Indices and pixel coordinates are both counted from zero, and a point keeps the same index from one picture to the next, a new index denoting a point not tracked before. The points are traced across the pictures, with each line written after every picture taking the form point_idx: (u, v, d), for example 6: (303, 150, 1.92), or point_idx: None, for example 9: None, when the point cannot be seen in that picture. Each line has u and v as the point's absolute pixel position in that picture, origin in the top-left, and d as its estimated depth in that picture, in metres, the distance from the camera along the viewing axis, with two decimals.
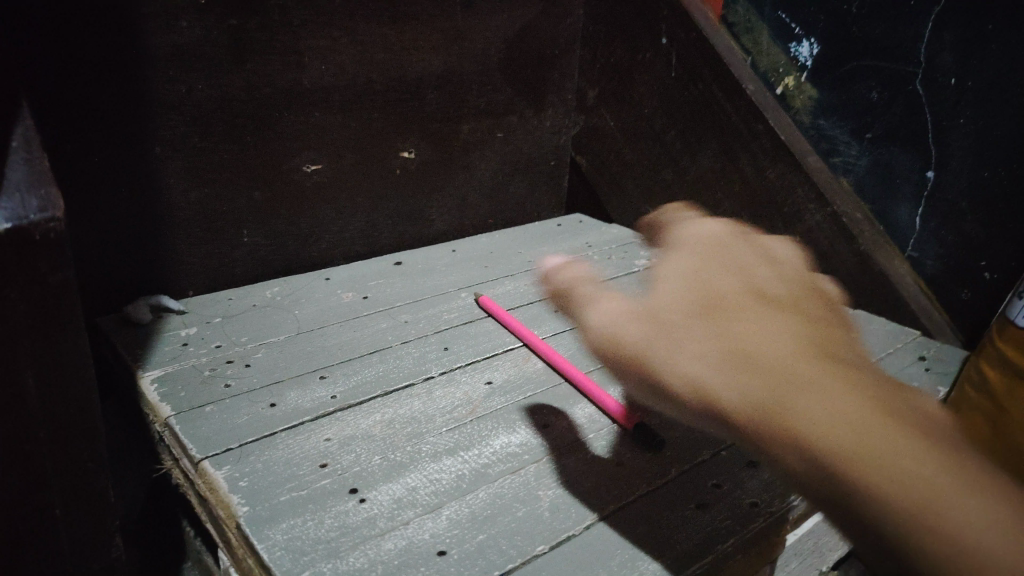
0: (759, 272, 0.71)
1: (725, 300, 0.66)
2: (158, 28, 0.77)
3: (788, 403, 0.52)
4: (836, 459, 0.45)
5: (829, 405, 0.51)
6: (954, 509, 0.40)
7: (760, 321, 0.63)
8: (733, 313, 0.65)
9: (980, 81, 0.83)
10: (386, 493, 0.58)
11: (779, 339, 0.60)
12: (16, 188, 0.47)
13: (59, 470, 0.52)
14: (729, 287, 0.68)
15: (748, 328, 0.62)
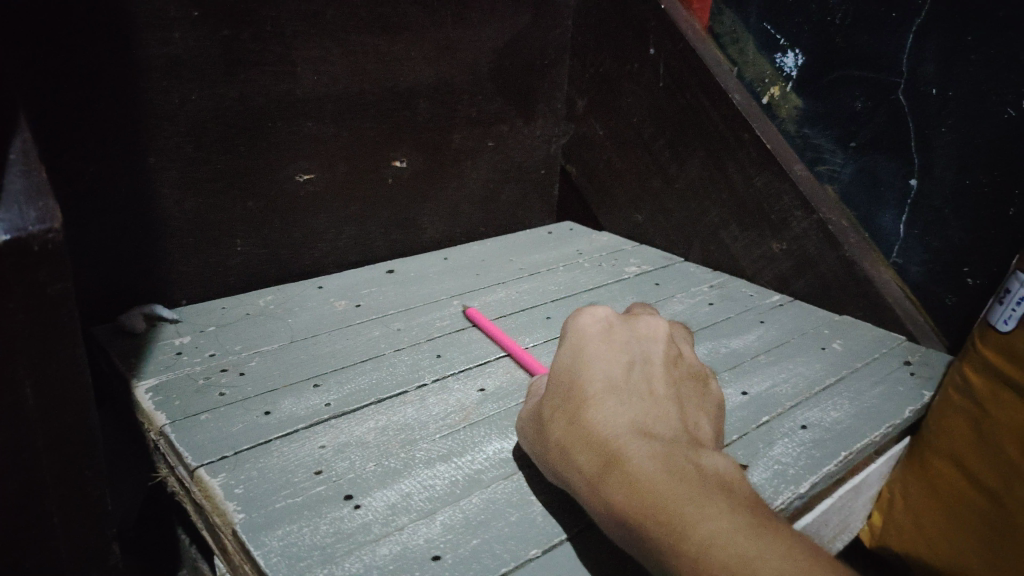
0: (601, 350, 0.55)
1: (589, 393, 0.52)
2: (152, 39, 0.77)
3: (617, 459, 0.48)
4: (639, 510, 0.45)
5: (659, 469, 0.46)
6: (758, 563, 0.40)
7: (577, 404, 0.52)
8: (555, 403, 0.54)
9: (961, 91, 0.85)
10: (381, 499, 0.58)
11: (577, 427, 0.51)
12: (15, 201, 0.48)
13: (56, 478, 0.53)
14: (603, 377, 0.53)
15: (610, 416, 0.51)
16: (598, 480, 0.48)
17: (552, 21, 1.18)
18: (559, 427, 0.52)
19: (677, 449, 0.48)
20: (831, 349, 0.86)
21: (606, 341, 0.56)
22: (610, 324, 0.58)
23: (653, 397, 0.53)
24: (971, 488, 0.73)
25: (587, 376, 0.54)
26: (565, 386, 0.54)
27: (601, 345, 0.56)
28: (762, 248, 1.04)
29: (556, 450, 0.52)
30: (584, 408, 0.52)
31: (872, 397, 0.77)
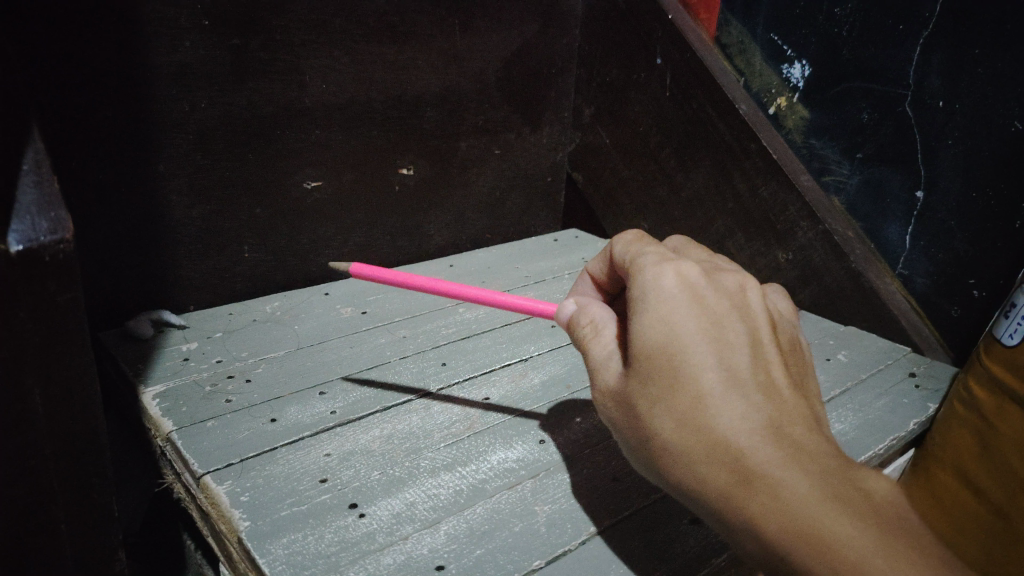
0: (699, 319, 0.44)
1: (701, 387, 0.42)
2: (162, 47, 0.78)
3: (760, 483, 0.41)
4: (804, 551, 0.39)
5: (813, 496, 0.40)
6: None
7: (689, 399, 0.43)
8: (654, 391, 0.44)
9: (968, 104, 0.85)
10: (385, 508, 0.59)
11: (693, 431, 0.43)
12: (27, 211, 0.48)
13: (64, 484, 0.53)
14: (714, 359, 0.43)
15: (737, 419, 0.42)
16: (733, 497, 0.42)
17: (559, 29, 1.18)
18: (667, 425, 0.44)
19: (826, 460, 0.41)
20: (835, 360, 0.86)
21: (699, 303, 0.44)
22: (697, 280, 0.46)
23: (772, 382, 0.43)
24: (975, 498, 0.71)
25: (699, 361, 0.43)
26: (668, 372, 0.43)
27: (691, 308, 0.45)
28: (767, 258, 1.04)
29: (665, 450, 0.44)
30: (702, 406, 0.42)
31: (876, 409, 0.77)
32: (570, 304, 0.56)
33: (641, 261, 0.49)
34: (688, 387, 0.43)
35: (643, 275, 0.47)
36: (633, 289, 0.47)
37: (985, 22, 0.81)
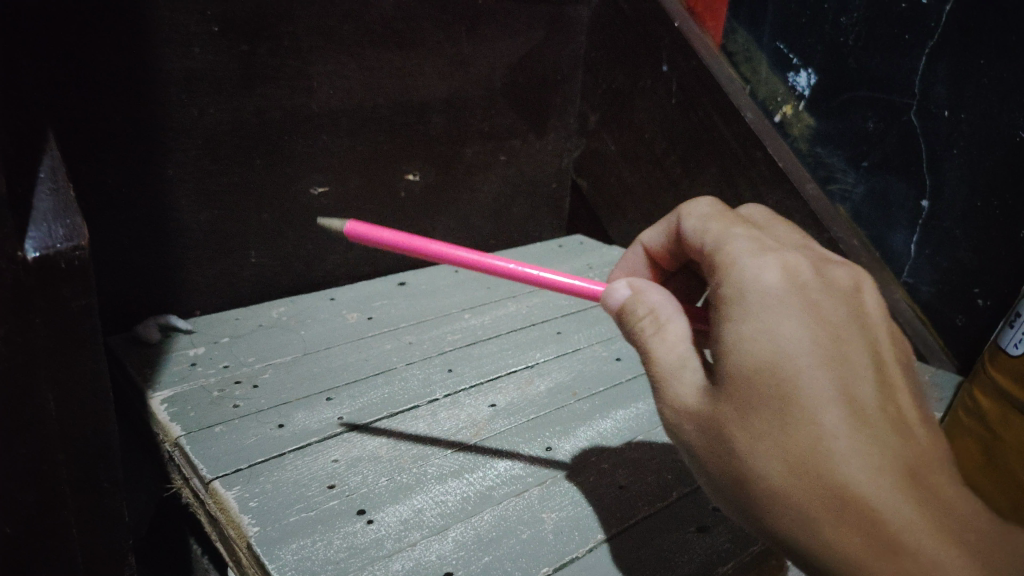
0: (818, 341, 0.40)
1: (820, 423, 0.38)
2: (172, 53, 0.78)
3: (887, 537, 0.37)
4: None
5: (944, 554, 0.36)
6: None
7: (807, 437, 0.38)
8: (760, 423, 0.40)
9: (973, 114, 0.85)
10: (393, 515, 0.59)
11: (809, 470, 0.38)
12: (44, 218, 0.49)
13: (75, 489, 0.54)
14: (836, 393, 0.39)
15: (861, 460, 0.38)
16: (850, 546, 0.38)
17: (565, 36, 1.19)
18: (776, 461, 0.40)
19: (956, 510, 0.37)
20: None
21: (815, 321, 0.40)
22: (809, 294, 0.42)
23: (897, 413, 0.39)
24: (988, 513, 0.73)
25: (816, 391, 0.39)
26: (779, 404, 0.39)
27: (806, 329, 0.40)
28: None
29: (771, 484, 0.40)
30: (822, 447, 0.38)
31: None
32: (621, 288, 0.52)
33: (738, 265, 0.44)
34: (805, 424, 0.39)
35: (746, 286, 0.42)
36: (730, 300, 0.43)
37: (991, 33, 0.82)
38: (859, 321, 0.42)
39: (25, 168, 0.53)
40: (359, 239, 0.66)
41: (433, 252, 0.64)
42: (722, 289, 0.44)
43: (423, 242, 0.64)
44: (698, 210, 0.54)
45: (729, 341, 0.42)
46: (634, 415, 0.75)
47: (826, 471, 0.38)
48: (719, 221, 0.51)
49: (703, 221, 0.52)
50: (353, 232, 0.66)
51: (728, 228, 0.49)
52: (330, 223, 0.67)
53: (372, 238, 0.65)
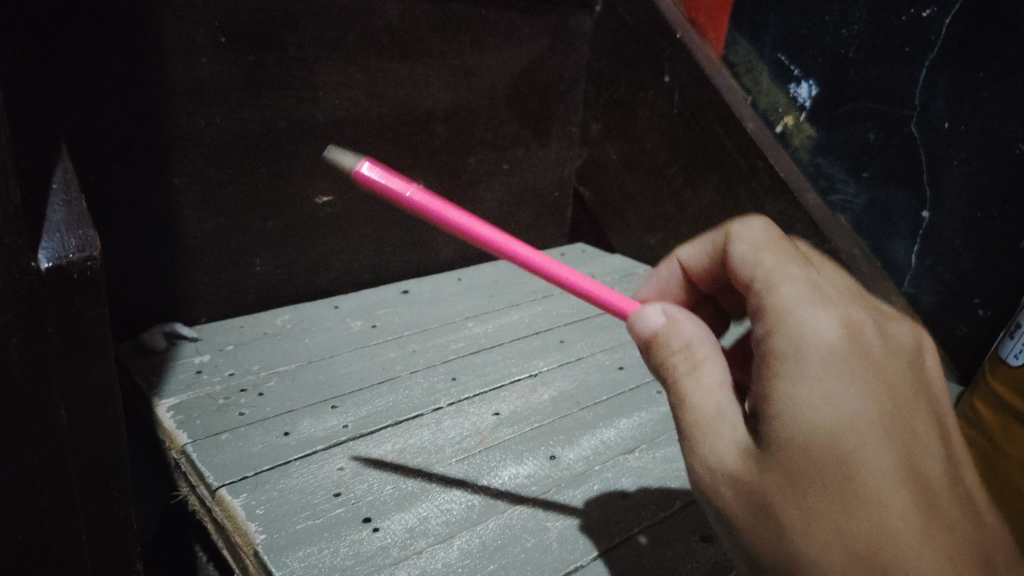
0: (883, 417, 0.38)
1: (885, 507, 0.36)
2: (180, 64, 0.79)
3: None
4: None
5: None
6: None
7: (872, 520, 0.36)
8: (813, 499, 0.37)
9: (973, 126, 0.87)
10: (399, 523, 0.59)
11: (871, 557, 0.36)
12: (58, 228, 0.50)
13: (84, 497, 0.55)
14: (900, 476, 0.37)
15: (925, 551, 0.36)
16: None
17: (568, 46, 1.20)
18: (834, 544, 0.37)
19: None
20: None
21: (880, 396, 0.39)
22: (871, 362, 0.40)
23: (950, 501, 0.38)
24: None
25: (883, 473, 0.37)
26: (838, 479, 0.37)
27: (870, 401, 0.38)
28: None
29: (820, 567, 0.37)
30: (886, 531, 0.36)
31: None
32: (655, 312, 0.48)
33: (792, 317, 0.40)
34: (871, 505, 0.36)
35: (802, 346, 0.39)
36: (784, 358, 0.39)
37: (990, 45, 0.83)
38: (911, 395, 0.41)
39: (39, 180, 0.54)
40: (373, 184, 0.52)
41: (467, 229, 0.53)
42: (770, 343, 0.40)
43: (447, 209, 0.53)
44: (746, 231, 0.49)
45: (779, 405, 0.39)
46: (637, 424, 0.76)
47: (883, 565, 0.36)
48: (769, 251, 0.46)
49: (751, 249, 0.47)
50: (367, 176, 0.52)
51: (780, 264, 0.45)
52: (339, 159, 0.52)
53: (393, 189, 0.52)
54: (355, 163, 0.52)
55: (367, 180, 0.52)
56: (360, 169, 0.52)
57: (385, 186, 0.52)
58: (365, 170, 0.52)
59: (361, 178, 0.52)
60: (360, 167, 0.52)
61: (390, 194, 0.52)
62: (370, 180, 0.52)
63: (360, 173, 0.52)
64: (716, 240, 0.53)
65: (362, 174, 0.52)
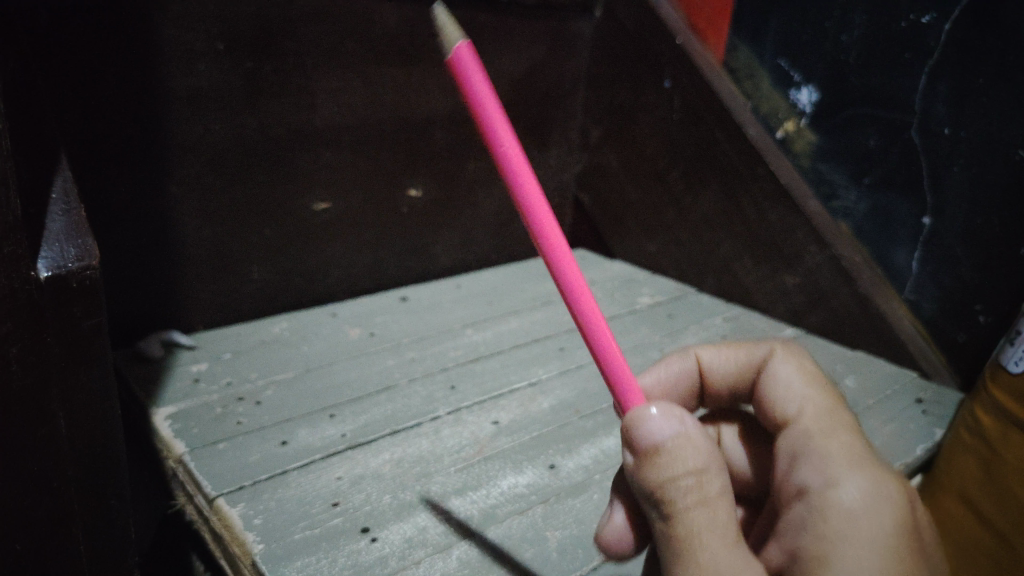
0: None
1: None
2: (177, 70, 0.78)
3: None
4: None
5: None
6: None
7: None
8: None
9: (973, 132, 0.85)
10: (397, 533, 0.59)
11: None
12: (56, 239, 0.51)
13: (83, 506, 0.55)
14: None
15: None
16: None
17: (567, 52, 1.20)
18: None
19: None
20: (843, 387, 0.88)
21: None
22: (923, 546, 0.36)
23: None
24: (982, 527, 0.72)
25: None
26: None
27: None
28: (775, 281, 1.06)
29: None
30: None
31: (885, 433, 0.79)
32: (660, 416, 0.38)
33: (842, 485, 0.37)
34: None
35: (853, 520, 0.35)
36: (848, 528, 0.35)
37: (992, 53, 0.82)
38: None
39: (39, 192, 0.55)
40: (463, 78, 0.36)
41: (535, 199, 0.37)
42: (823, 507, 0.37)
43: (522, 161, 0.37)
44: (792, 369, 0.46)
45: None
46: None
47: None
48: (819, 398, 0.44)
49: (798, 390, 0.44)
50: (467, 66, 0.36)
51: (828, 416, 0.42)
52: (447, 33, 0.37)
53: (482, 101, 0.36)
54: (458, 44, 0.37)
55: (460, 70, 0.37)
56: (456, 52, 0.36)
57: (475, 92, 0.36)
58: (466, 58, 0.36)
59: (457, 63, 0.36)
60: (460, 49, 0.36)
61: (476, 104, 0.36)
62: (464, 71, 0.36)
63: (462, 54, 0.36)
64: (755, 359, 0.49)
65: (458, 58, 0.36)
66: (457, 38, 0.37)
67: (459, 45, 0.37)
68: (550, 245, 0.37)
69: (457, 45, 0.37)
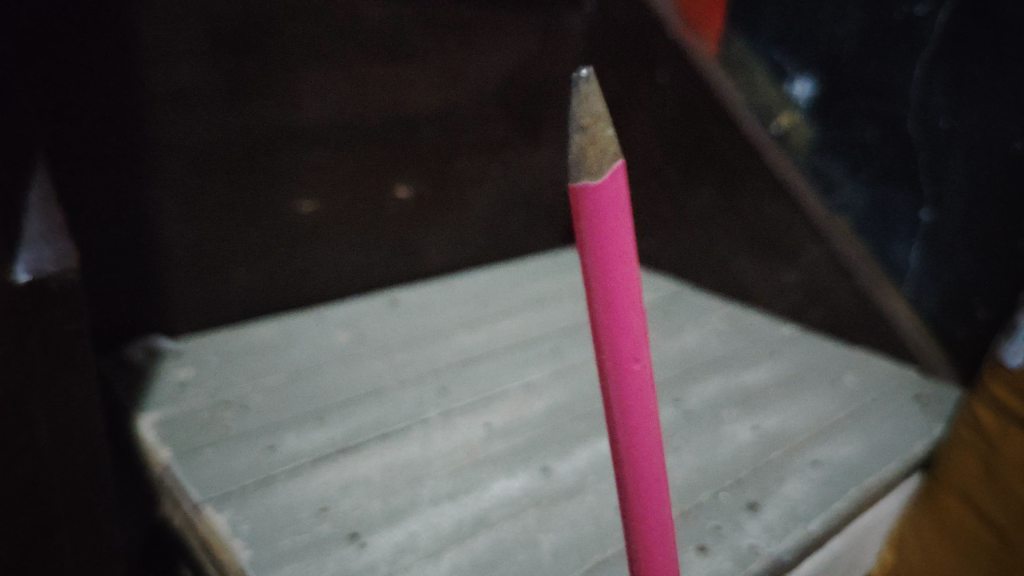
0: None
1: None
2: (157, 66, 0.77)
3: None
4: None
5: None
6: None
7: None
8: None
9: (969, 123, 0.84)
10: (387, 538, 0.58)
11: None
12: (34, 241, 0.50)
13: (67, 513, 0.54)
14: None
15: None
16: None
17: (558, 46, 1.19)
18: None
19: None
20: (840, 385, 0.87)
21: None
22: None
23: None
24: (983, 527, 0.71)
25: None
26: None
27: None
28: (773, 277, 1.06)
29: None
30: None
31: (883, 432, 0.78)
32: None
33: None
34: None
35: None
36: None
37: (984, 43, 0.81)
38: None
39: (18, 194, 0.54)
40: (600, 239, 0.31)
41: (636, 380, 0.34)
42: None
43: (632, 346, 0.33)
44: None
45: None
46: None
47: None
48: None
49: None
50: (606, 224, 0.30)
51: None
52: (593, 159, 0.29)
53: (619, 286, 0.31)
54: (605, 177, 0.30)
55: (594, 222, 0.30)
56: (594, 189, 0.30)
57: (616, 275, 0.31)
58: (606, 205, 0.30)
59: (595, 208, 0.30)
60: (606, 182, 0.30)
61: (599, 284, 0.31)
62: (600, 220, 0.30)
63: (604, 191, 0.30)
64: None
65: (595, 194, 0.30)
66: (607, 167, 0.29)
67: (612, 174, 0.30)
68: (637, 432, 0.35)
69: (608, 175, 0.30)
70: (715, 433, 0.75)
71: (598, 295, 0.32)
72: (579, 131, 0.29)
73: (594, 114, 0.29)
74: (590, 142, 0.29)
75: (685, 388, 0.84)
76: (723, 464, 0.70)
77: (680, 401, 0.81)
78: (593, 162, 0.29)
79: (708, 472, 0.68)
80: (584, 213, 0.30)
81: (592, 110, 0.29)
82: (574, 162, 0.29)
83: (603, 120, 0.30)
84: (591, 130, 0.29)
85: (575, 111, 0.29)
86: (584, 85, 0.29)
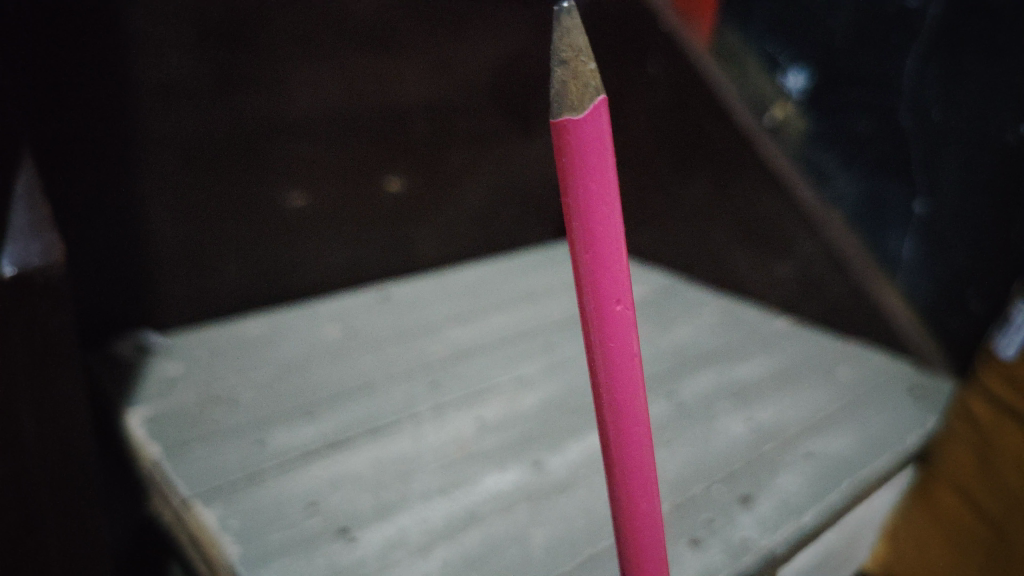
0: None
1: None
2: (147, 59, 0.76)
3: None
4: None
5: None
6: None
7: None
8: None
9: (962, 114, 0.83)
10: (376, 533, 0.58)
11: None
12: (19, 235, 0.50)
13: (53, 510, 0.53)
14: None
15: None
16: None
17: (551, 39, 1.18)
18: None
19: None
20: (833, 377, 0.87)
21: None
22: None
23: None
24: (987, 527, 0.71)
25: None
26: None
27: None
28: (766, 269, 1.06)
29: None
30: None
31: (875, 422, 0.78)
32: None
33: None
34: None
35: None
36: None
37: (978, 35, 0.81)
38: None
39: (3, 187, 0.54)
40: (582, 175, 0.31)
41: (618, 322, 0.34)
42: None
43: (613, 286, 0.34)
44: None
45: None
46: None
47: None
48: None
49: None
50: (587, 159, 0.31)
51: None
52: (575, 94, 0.30)
53: (600, 222, 0.32)
54: (586, 114, 0.30)
55: (576, 155, 0.31)
56: (576, 125, 0.30)
57: (597, 210, 0.32)
58: (588, 140, 0.31)
59: (576, 142, 0.31)
60: (587, 118, 0.30)
61: (579, 221, 0.32)
62: (582, 154, 0.31)
63: (585, 128, 0.31)
64: None
65: (577, 129, 0.30)
66: (588, 103, 0.30)
67: (593, 111, 0.30)
68: (619, 374, 0.36)
69: (588, 112, 0.30)
70: (708, 426, 0.75)
71: (579, 231, 0.32)
72: (561, 65, 0.30)
73: (576, 48, 0.30)
74: (571, 77, 0.30)
75: (678, 381, 0.83)
76: (716, 456, 0.69)
77: (672, 394, 0.80)
78: (575, 99, 0.30)
79: (701, 464, 0.68)
80: (565, 152, 0.31)
81: (572, 44, 0.30)
82: (557, 97, 0.30)
83: (587, 56, 0.30)
84: (573, 65, 0.30)
85: (556, 45, 0.30)
86: (566, 20, 0.30)
